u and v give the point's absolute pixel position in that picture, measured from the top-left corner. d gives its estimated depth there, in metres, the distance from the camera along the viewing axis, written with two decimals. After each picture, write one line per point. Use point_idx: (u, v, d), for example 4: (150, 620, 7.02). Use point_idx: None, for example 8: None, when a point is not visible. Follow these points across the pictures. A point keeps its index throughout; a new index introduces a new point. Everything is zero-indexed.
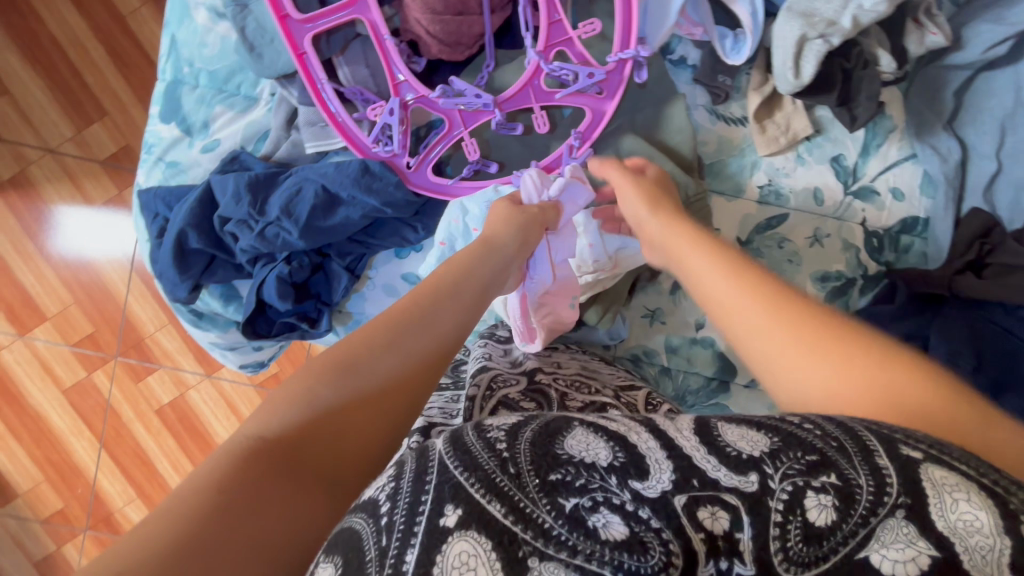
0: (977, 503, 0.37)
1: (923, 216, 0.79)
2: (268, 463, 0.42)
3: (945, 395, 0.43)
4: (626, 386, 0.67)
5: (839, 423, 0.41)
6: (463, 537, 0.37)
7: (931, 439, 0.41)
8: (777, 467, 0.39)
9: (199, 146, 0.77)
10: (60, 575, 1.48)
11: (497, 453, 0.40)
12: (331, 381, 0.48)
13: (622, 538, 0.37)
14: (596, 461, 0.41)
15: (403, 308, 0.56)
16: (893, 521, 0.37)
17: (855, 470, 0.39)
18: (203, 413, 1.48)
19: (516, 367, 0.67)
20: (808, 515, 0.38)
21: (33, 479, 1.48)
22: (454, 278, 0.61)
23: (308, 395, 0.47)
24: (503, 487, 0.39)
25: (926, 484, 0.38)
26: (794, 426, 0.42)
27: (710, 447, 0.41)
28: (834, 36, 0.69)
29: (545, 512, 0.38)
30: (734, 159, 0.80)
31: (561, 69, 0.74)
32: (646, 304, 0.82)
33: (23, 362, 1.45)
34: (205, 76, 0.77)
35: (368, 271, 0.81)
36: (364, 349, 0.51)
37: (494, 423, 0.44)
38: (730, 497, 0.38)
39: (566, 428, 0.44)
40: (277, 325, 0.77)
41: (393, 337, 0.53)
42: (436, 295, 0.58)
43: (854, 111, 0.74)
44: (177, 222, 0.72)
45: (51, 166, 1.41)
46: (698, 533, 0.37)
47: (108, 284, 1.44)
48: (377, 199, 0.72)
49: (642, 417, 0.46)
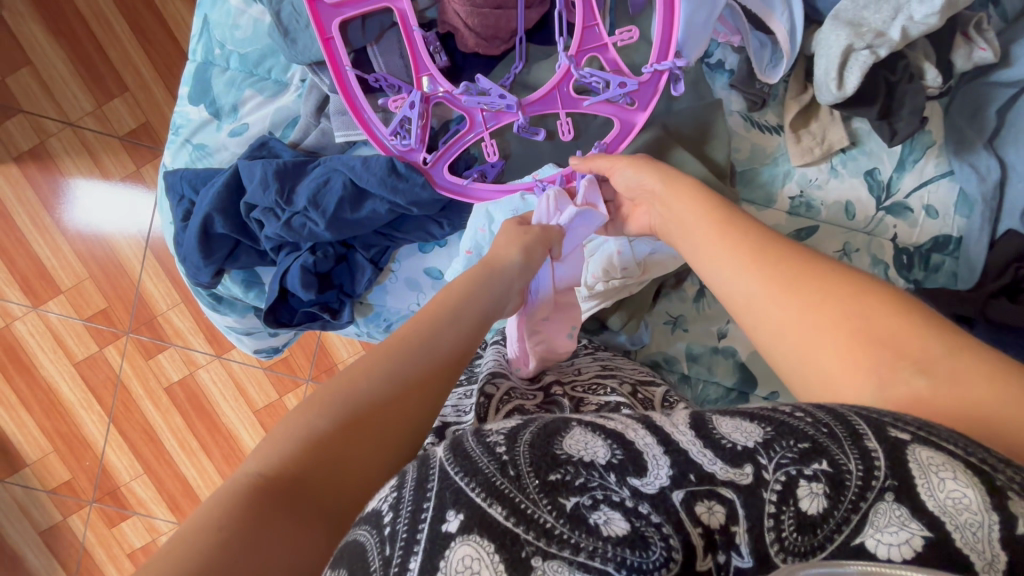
0: (963, 481, 0.36)
1: (956, 234, 0.78)
2: (265, 497, 0.41)
3: (947, 391, 0.43)
4: (644, 382, 0.65)
5: (830, 410, 0.41)
6: (466, 541, 0.36)
7: (920, 422, 0.40)
8: (770, 457, 0.39)
9: (227, 130, 0.76)
10: (65, 545, 1.50)
11: (497, 457, 0.40)
12: (329, 410, 0.47)
13: (624, 534, 0.36)
14: (595, 460, 0.40)
15: (405, 338, 0.56)
16: (884, 504, 0.36)
17: (846, 455, 0.38)
18: (212, 394, 1.48)
19: (533, 384, 0.65)
20: (801, 504, 0.37)
21: (42, 450, 1.49)
22: (455, 305, 0.61)
23: (307, 429, 0.46)
24: (502, 490, 0.38)
25: (912, 466, 0.37)
26: (786, 415, 0.41)
27: (706, 440, 0.40)
28: (881, 47, 0.68)
29: (546, 512, 0.37)
30: (766, 168, 0.79)
31: (592, 76, 0.71)
32: (669, 311, 0.81)
33: (36, 334, 1.46)
34: (236, 59, 0.76)
35: (391, 264, 0.81)
36: (364, 379, 0.51)
37: (494, 428, 0.43)
38: (726, 491, 0.38)
39: (564, 428, 0.43)
40: (299, 314, 0.77)
41: (393, 367, 0.52)
42: (437, 325, 0.58)
43: (894, 125, 0.72)
44: (204, 206, 0.71)
45: (70, 139, 1.41)
46: (696, 528, 0.37)
47: (122, 260, 1.45)
48: (402, 199, 0.72)
49: (640, 414, 0.45)
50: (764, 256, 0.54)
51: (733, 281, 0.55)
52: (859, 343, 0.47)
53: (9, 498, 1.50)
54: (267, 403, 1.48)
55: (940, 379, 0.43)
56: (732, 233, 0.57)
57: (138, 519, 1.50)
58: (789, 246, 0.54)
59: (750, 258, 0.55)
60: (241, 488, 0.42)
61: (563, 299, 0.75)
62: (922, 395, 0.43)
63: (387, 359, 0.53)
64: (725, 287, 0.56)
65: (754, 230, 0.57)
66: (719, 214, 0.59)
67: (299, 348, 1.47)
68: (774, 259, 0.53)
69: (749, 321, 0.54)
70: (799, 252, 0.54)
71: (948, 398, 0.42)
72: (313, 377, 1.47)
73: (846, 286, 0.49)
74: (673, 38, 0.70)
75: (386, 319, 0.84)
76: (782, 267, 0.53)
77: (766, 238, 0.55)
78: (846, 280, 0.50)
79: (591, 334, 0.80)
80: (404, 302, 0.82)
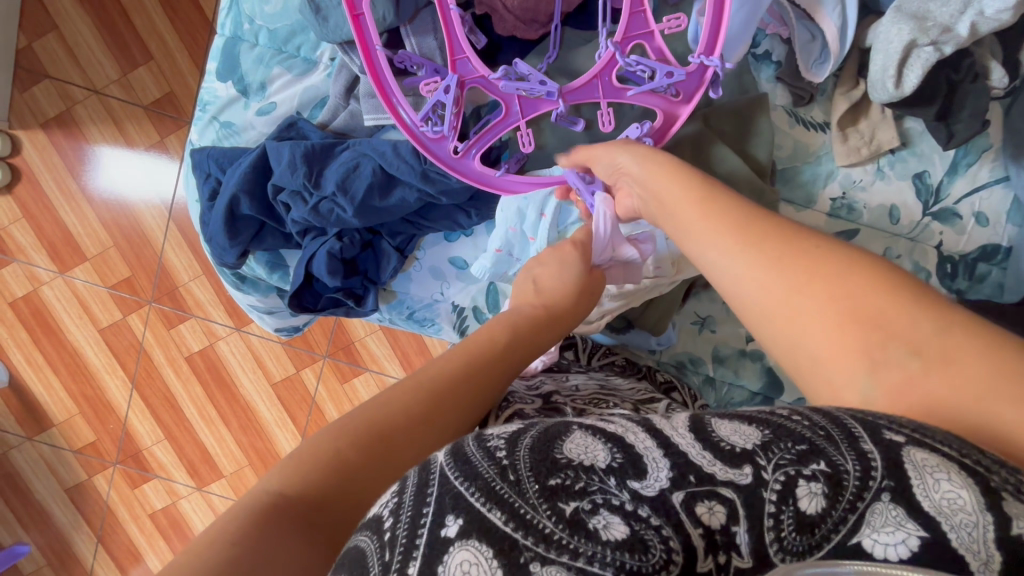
0: (957, 481, 0.35)
1: (1005, 244, 0.74)
2: (279, 513, 0.42)
3: (961, 386, 0.40)
4: (646, 399, 0.64)
5: (825, 412, 0.40)
6: (464, 547, 0.36)
7: (914, 426, 0.39)
8: (769, 458, 0.38)
9: (254, 108, 0.75)
10: (90, 502, 1.55)
11: (497, 461, 0.39)
12: (356, 435, 0.47)
13: (623, 538, 0.36)
14: (595, 463, 0.39)
15: (441, 367, 0.55)
16: (880, 504, 0.35)
17: (842, 456, 0.37)
18: (232, 365, 1.51)
19: (533, 390, 0.64)
20: (801, 504, 0.36)
21: (68, 411, 1.53)
22: (484, 339, 0.59)
23: (336, 453, 0.46)
24: (502, 494, 0.37)
25: (908, 467, 0.36)
26: (783, 417, 0.40)
27: (704, 442, 0.39)
28: (947, 44, 0.64)
29: (546, 517, 0.37)
30: (808, 167, 0.75)
31: (637, 64, 0.67)
32: (697, 312, 0.79)
33: (63, 299, 1.48)
34: (265, 35, 0.74)
35: (415, 252, 0.80)
36: (392, 405, 0.50)
37: (495, 432, 0.42)
38: (726, 491, 0.37)
39: (565, 432, 0.42)
40: (324, 299, 0.77)
41: (423, 395, 0.51)
42: (470, 356, 0.57)
43: (952, 127, 0.69)
44: (230, 186, 0.70)
45: (96, 107, 1.41)
46: (697, 529, 0.36)
47: (145, 229, 1.46)
48: (432, 188, 0.70)
49: (640, 416, 0.44)
50: (767, 257, 0.49)
51: (734, 281, 0.50)
52: (875, 354, 0.43)
53: (35, 456, 1.55)
54: (285, 376, 1.50)
55: (956, 375, 0.40)
56: (743, 233, 0.51)
57: (159, 482, 1.55)
58: (797, 242, 0.49)
59: (760, 255, 0.49)
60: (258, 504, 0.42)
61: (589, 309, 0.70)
62: (920, 394, 0.41)
63: (417, 384, 0.52)
64: (728, 279, 0.51)
65: (771, 226, 0.50)
66: (746, 217, 0.52)
67: (317, 325, 1.48)
68: (780, 258, 0.48)
69: (760, 326, 0.50)
70: (805, 246, 0.48)
71: (968, 398, 0.39)
72: (330, 353, 1.49)
73: (876, 289, 0.45)
74: (722, 30, 0.65)
75: (409, 307, 0.84)
76: (790, 266, 0.48)
77: (777, 236, 0.50)
78: (863, 263, 0.46)
79: (615, 334, 0.80)
80: (428, 291, 0.82)
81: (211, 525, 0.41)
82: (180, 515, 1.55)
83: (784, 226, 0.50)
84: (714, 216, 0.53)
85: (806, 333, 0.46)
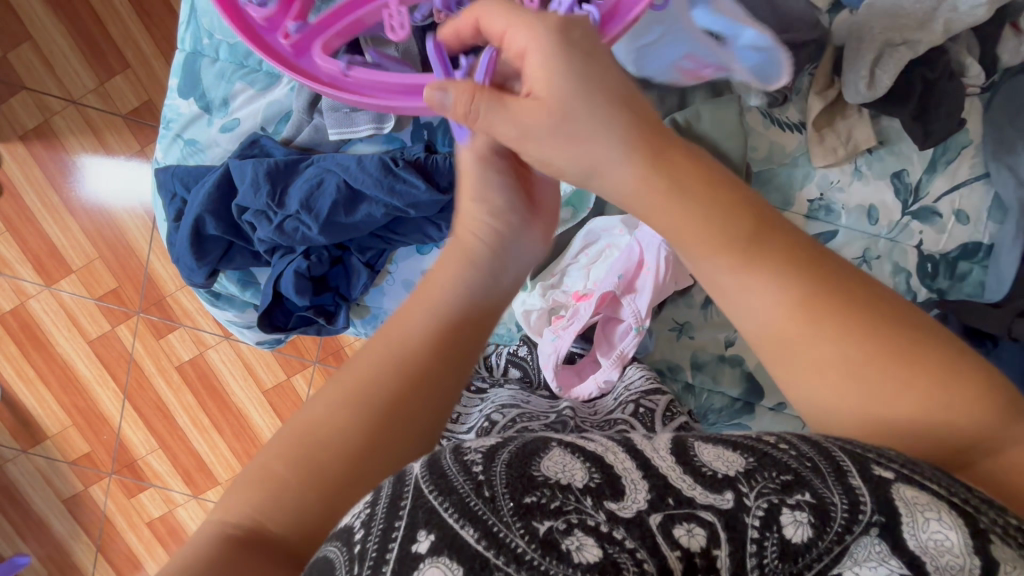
0: (947, 522, 0.34)
1: (986, 241, 0.73)
2: (235, 548, 0.40)
3: (947, 419, 0.39)
4: (649, 389, 0.64)
5: (813, 442, 0.38)
6: (435, 563, 0.34)
7: (903, 458, 0.37)
8: (751, 485, 0.37)
9: (218, 125, 0.74)
10: (87, 512, 1.56)
11: (472, 476, 0.37)
12: (284, 444, 0.44)
13: (595, 561, 0.34)
14: (572, 483, 0.37)
15: (363, 370, 0.47)
16: (867, 538, 0.35)
17: (829, 489, 0.36)
18: (223, 373, 1.51)
19: (550, 407, 0.64)
20: (785, 532, 0.35)
21: (61, 422, 1.53)
22: (396, 327, 0.49)
23: (266, 471, 0.43)
24: (475, 511, 0.36)
25: (898, 504, 0.35)
26: (769, 445, 0.39)
27: (686, 466, 0.38)
28: (921, 43, 0.65)
29: (519, 536, 0.35)
30: (785, 169, 0.74)
31: None
32: (675, 317, 0.78)
33: (51, 311, 1.48)
34: (225, 49, 0.73)
35: (387, 266, 0.79)
36: (322, 421, 0.44)
37: (474, 444, 0.40)
38: (705, 514, 0.36)
39: (543, 448, 0.40)
40: (295, 317, 0.76)
41: (354, 408, 0.45)
42: (390, 355, 0.47)
43: (929, 125, 0.69)
44: (195, 206, 0.70)
45: (74, 117, 1.39)
46: (674, 551, 0.35)
47: (130, 241, 1.45)
48: (399, 201, 0.68)
49: (620, 435, 0.42)
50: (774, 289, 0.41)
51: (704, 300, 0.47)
52: (868, 380, 0.40)
53: (32, 467, 1.55)
54: (275, 383, 1.50)
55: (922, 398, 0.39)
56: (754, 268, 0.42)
57: (155, 491, 1.55)
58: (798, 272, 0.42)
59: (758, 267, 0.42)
60: (213, 542, 0.40)
61: (617, 304, 0.71)
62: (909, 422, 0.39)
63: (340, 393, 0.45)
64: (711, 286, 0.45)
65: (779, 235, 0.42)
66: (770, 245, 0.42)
67: None
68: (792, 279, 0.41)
69: None
70: (828, 287, 0.41)
71: (958, 428, 0.38)
72: (321, 359, 1.49)
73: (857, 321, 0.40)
74: None
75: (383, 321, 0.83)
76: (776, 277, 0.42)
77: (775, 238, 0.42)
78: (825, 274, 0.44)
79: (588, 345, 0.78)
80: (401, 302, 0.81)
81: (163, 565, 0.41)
82: (177, 523, 1.56)
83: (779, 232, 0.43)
84: (737, 254, 0.42)
85: (784, 361, 0.42)
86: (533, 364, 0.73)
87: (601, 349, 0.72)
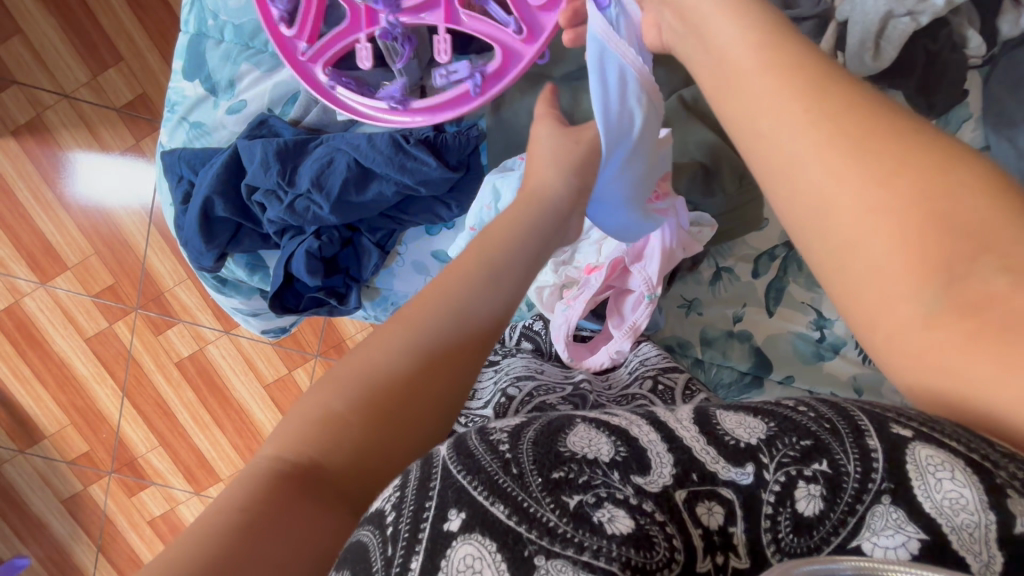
0: (961, 479, 0.31)
1: None
2: (296, 487, 0.38)
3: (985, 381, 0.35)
4: (668, 368, 0.64)
5: (832, 404, 0.37)
6: (467, 540, 0.34)
7: (920, 416, 0.35)
8: (771, 455, 0.35)
9: (224, 107, 0.75)
10: (87, 512, 1.54)
11: (500, 454, 0.37)
12: (346, 387, 0.42)
13: (629, 532, 0.33)
14: (598, 457, 0.37)
15: (426, 318, 0.46)
16: (881, 507, 0.33)
17: (845, 455, 0.34)
18: (223, 368, 1.49)
19: (566, 379, 0.64)
20: (798, 506, 0.34)
21: (59, 422, 1.51)
22: (456, 277, 0.50)
23: (326, 412, 0.42)
24: (504, 488, 0.36)
25: (909, 467, 0.33)
26: (789, 409, 0.37)
27: (710, 438, 0.37)
28: (923, 14, 0.67)
29: (550, 511, 0.35)
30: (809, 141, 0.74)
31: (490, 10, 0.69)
32: (684, 295, 0.80)
33: (46, 309, 1.46)
34: (231, 31, 0.74)
35: (397, 247, 0.80)
36: (385, 364, 0.44)
37: (498, 425, 0.40)
38: (726, 491, 0.35)
39: (568, 425, 0.40)
40: (306, 299, 0.76)
41: (416, 356, 0.44)
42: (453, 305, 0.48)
43: (931, 98, 0.72)
44: (204, 188, 0.70)
45: (67, 111, 1.38)
46: (696, 529, 0.34)
47: (125, 233, 1.43)
48: (410, 178, 0.69)
49: (643, 409, 0.42)
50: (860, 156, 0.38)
51: None
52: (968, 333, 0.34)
53: (29, 468, 1.53)
54: (276, 376, 1.49)
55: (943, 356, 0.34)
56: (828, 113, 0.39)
57: (157, 489, 1.54)
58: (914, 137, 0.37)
59: (807, 111, 0.38)
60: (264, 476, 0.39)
61: (626, 275, 0.72)
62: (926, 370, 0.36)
63: (404, 341, 0.45)
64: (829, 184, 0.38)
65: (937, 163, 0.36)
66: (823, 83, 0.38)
67: (307, 324, 1.46)
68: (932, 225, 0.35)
69: None
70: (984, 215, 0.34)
71: None
72: (322, 352, 1.47)
73: (931, 177, 0.34)
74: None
75: (393, 303, 0.84)
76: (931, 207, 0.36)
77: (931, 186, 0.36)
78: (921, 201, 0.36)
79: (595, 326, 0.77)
80: (412, 286, 0.82)
81: (210, 504, 0.38)
82: (179, 521, 1.55)
83: (861, 80, 0.39)
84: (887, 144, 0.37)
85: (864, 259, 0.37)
86: (545, 338, 0.74)
87: (612, 321, 0.73)
